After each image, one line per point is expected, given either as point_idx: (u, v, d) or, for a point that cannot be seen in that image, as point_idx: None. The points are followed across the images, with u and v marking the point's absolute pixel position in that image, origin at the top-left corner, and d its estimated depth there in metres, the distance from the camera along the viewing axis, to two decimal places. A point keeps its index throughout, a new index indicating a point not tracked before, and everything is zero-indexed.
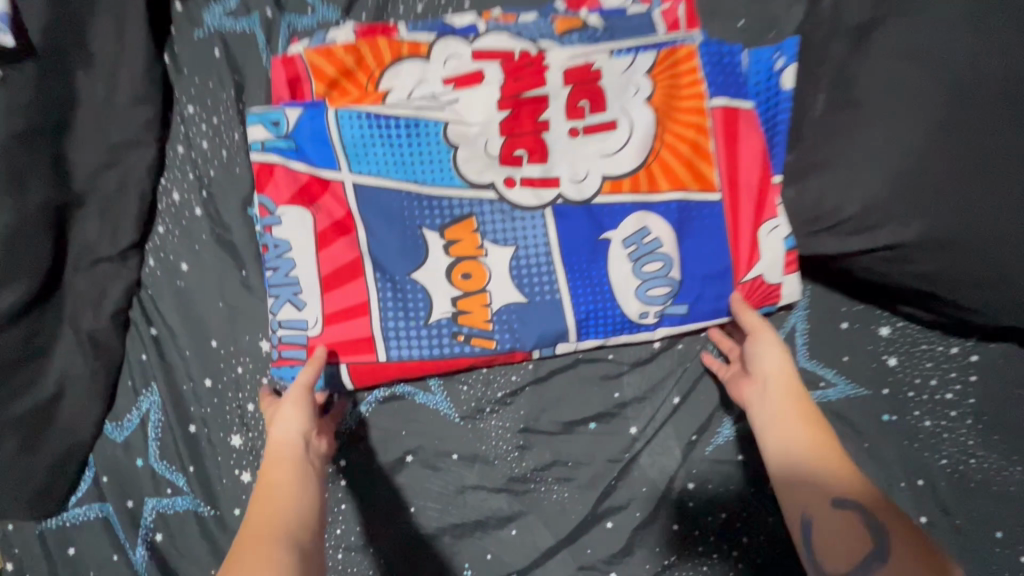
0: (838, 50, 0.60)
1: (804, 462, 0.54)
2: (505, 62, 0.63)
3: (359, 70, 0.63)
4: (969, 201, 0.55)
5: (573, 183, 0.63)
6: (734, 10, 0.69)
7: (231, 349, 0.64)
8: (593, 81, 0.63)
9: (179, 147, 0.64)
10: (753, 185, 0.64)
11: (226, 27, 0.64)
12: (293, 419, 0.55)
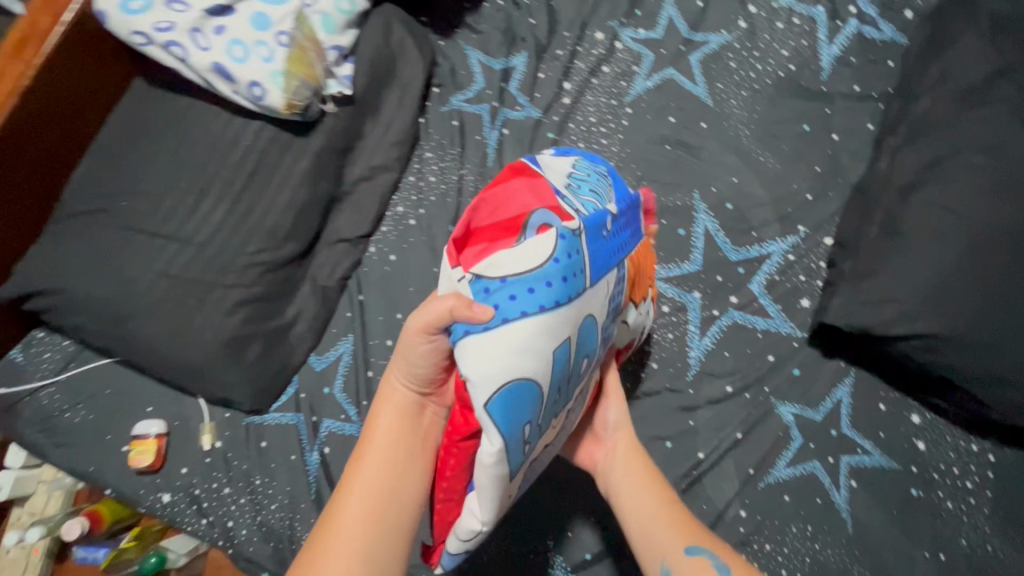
0: (888, 198, 0.85)
1: (631, 503, 0.63)
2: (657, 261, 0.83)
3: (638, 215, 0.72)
4: (979, 315, 0.76)
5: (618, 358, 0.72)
6: (813, 161, 0.95)
7: None
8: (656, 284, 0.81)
9: (411, 176, 0.92)
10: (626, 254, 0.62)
11: (463, 107, 0.94)
12: (415, 362, 0.53)
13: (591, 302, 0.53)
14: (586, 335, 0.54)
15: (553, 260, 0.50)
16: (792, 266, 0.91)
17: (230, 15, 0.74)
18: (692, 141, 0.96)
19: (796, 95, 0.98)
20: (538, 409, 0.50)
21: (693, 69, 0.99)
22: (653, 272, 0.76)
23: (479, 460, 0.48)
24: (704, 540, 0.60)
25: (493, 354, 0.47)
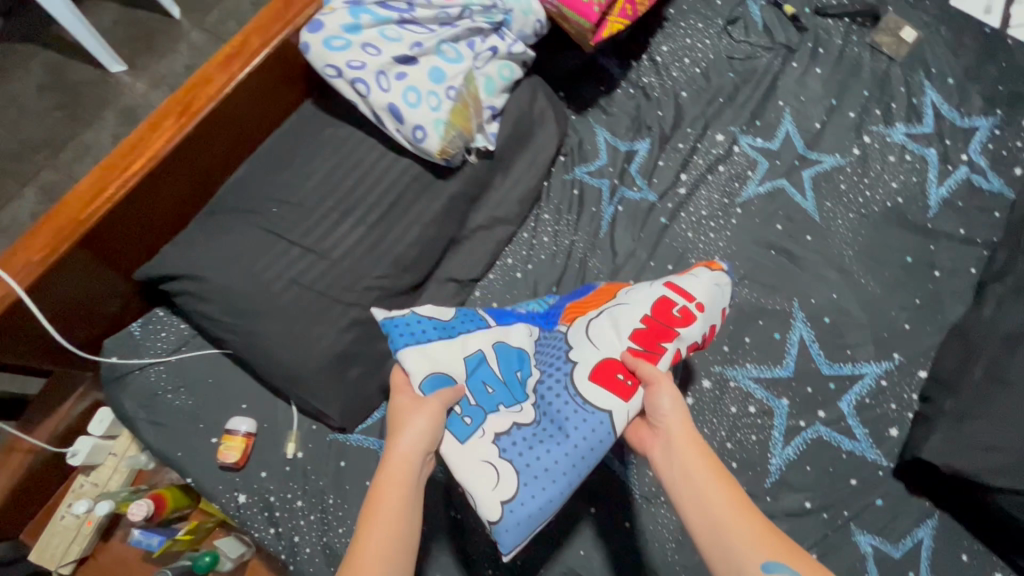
0: (993, 345, 0.85)
1: (703, 514, 0.56)
2: (672, 300, 0.74)
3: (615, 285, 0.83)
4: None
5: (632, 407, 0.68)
6: (913, 292, 0.97)
7: None
8: (671, 318, 0.73)
9: (526, 233, 0.97)
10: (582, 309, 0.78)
11: (585, 179, 1.00)
12: (423, 426, 0.63)
13: (491, 336, 0.74)
14: (503, 347, 0.74)
15: (455, 311, 0.75)
16: (884, 392, 0.90)
17: (412, 64, 0.81)
18: (797, 250, 0.99)
19: (901, 226, 1.01)
20: (468, 402, 0.69)
21: (804, 184, 1.03)
22: (650, 307, 0.73)
23: (446, 447, 0.67)
24: (788, 558, 0.53)
25: (412, 357, 0.69)
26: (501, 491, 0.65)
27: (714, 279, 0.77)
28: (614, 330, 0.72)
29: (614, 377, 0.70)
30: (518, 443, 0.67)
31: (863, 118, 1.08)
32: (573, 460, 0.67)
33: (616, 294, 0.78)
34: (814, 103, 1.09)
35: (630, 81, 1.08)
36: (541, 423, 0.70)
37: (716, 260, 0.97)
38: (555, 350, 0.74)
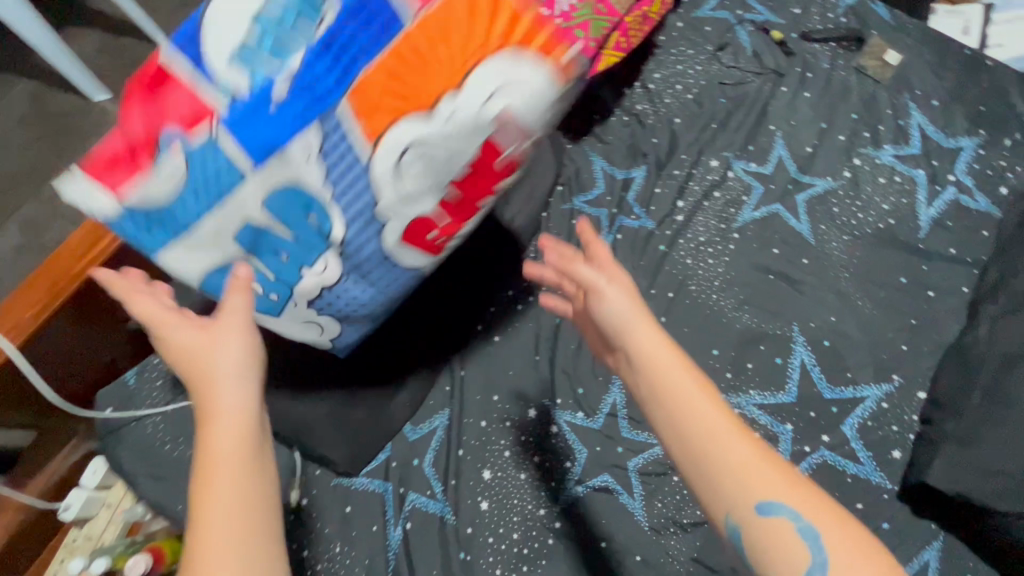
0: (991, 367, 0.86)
1: (693, 437, 0.57)
2: (507, 117, 0.64)
3: (434, 41, 0.61)
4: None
5: (400, 209, 0.67)
6: (909, 313, 0.98)
7: (508, 405, 0.87)
8: (494, 147, 0.67)
9: None
10: (398, 100, 0.61)
11: (583, 209, 1.00)
12: (235, 351, 0.58)
13: (257, 186, 0.61)
14: (280, 195, 0.63)
15: (189, 155, 0.59)
16: (885, 414, 0.91)
17: None
18: (795, 274, 1.00)
19: (894, 247, 1.03)
20: (266, 278, 0.69)
21: (798, 207, 1.05)
22: (488, 123, 0.64)
23: (253, 316, 0.73)
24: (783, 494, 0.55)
25: (180, 256, 0.64)
26: (320, 330, 0.78)
27: (530, 74, 0.63)
28: (429, 172, 0.65)
29: (419, 235, 0.71)
30: (333, 300, 0.74)
31: (852, 140, 1.10)
32: (379, 286, 0.75)
33: (456, 83, 0.62)
34: (804, 127, 1.11)
35: (623, 108, 1.09)
36: (355, 271, 0.72)
37: (715, 286, 0.98)
38: (354, 176, 0.64)
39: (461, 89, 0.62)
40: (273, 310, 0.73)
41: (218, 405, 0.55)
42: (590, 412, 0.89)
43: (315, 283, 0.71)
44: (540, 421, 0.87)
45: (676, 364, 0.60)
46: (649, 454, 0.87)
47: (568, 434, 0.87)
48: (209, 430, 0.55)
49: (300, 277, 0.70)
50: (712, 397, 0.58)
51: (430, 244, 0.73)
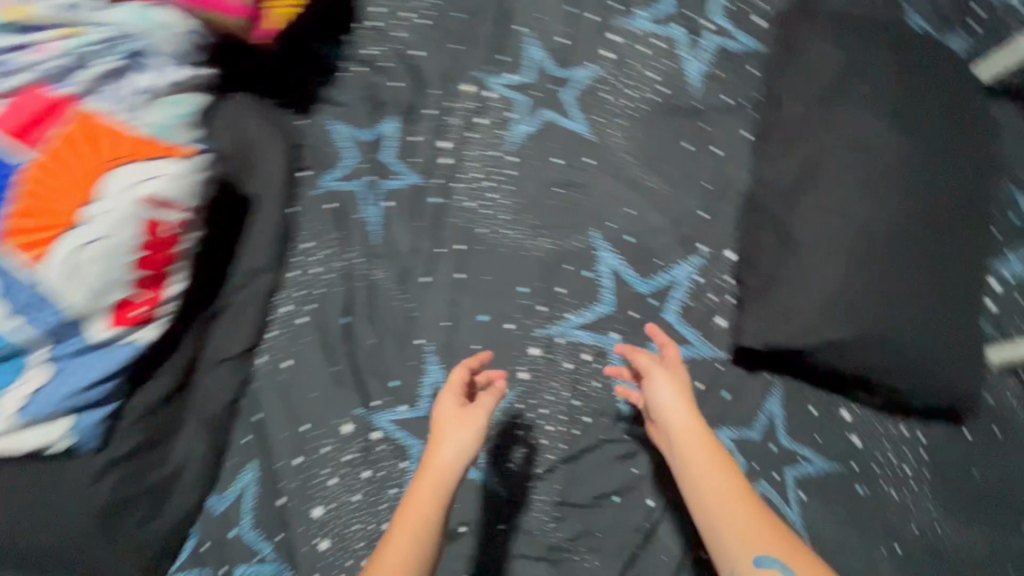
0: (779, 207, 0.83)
1: (712, 498, 0.64)
2: (155, 201, 0.65)
3: (59, 157, 0.63)
4: (878, 313, 0.79)
5: (93, 306, 0.64)
6: (701, 176, 0.95)
7: (319, 430, 0.79)
8: (161, 224, 0.66)
9: (292, 272, 0.84)
10: (41, 219, 0.62)
11: (336, 187, 0.87)
12: (463, 440, 0.68)
13: None
14: None
15: None
16: (703, 288, 0.89)
17: None
18: (583, 178, 0.93)
19: (672, 115, 0.98)
20: None
21: (567, 105, 0.97)
22: (141, 209, 0.65)
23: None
24: (776, 548, 0.61)
25: None
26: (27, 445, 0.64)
27: (175, 168, 0.67)
28: (104, 267, 0.63)
29: (124, 319, 0.66)
30: (46, 407, 0.64)
31: (603, 15, 1.02)
32: (88, 375, 0.65)
33: (92, 192, 0.63)
34: (552, 17, 1.01)
35: (353, 60, 0.96)
36: (63, 372, 0.65)
37: (506, 219, 0.89)
38: (26, 293, 0.62)
39: (103, 194, 0.64)
40: None
41: (442, 460, 0.66)
42: (411, 401, 0.82)
43: (21, 396, 0.64)
44: (359, 432, 0.80)
45: (691, 422, 0.70)
46: (485, 419, 0.82)
47: (394, 434, 0.80)
48: (420, 482, 0.66)
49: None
50: (731, 464, 0.67)
51: (137, 322, 0.67)
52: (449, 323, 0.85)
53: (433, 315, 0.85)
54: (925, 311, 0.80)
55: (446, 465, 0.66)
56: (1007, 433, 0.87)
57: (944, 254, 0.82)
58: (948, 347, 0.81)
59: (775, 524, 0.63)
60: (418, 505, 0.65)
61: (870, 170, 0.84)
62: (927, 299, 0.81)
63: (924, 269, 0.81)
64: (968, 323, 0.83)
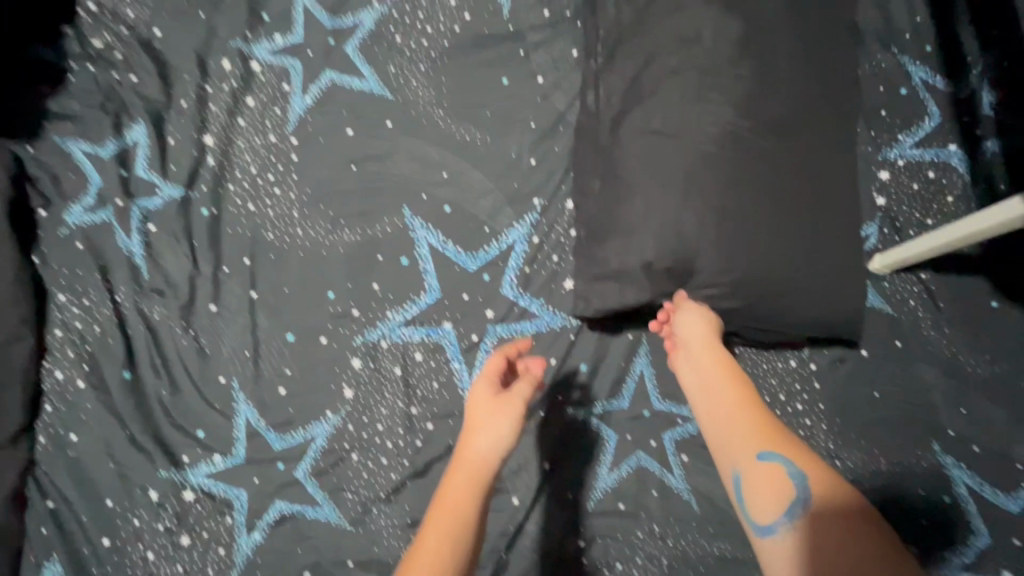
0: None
1: (715, 416, 0.59)
2: None
3: None
4: (721, 250, 0.66)
5: None
6: (526, 115, 0.79)
7: (125, 503, 0.70)
8: None
9: (58, 330, 0.73)
10: None
11: (85, 222, 0.74)
12: (502, 431, 0.58)
13: None
14: None
15: None
16: (541, 250, 0.77)
17: None
18: (382, 148, 0.78)
19: (482, 46, 0.81)
20: None
21: (353, 61, 0.80)
22: None
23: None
24: (775, 444, 0.55)
25: None
26: None
27: None
28: None
29: None
30: None
31: None
32: None
33: None
34: None
35: (79, 55, 0.78)
36: None
37: (296, 217, 0.76)
38: None
39: None
40: None
41: (479, 453, 0.56)
42: (225, 448, 0.72)
43: None
44: (169, 495, 0.70)
45: (705, 347, 0.63)
46: (315, 451, 0.73)
47: (211, 488, 0.71)
48: (455, 473, 0.56)
49: None
50: (735, 373, 0.61)
51: None
52: (251, 352, 0.73)
53: (230, 347, 0.73)
54: (779, 241, 0.66)
55: (495, 448, 0.57)
56: (906, 342, 0.78)
57: (802, 173, 0.69)
58: (815, 278, 0.67)
59: (765, 422, 0.57)
60: (452, 509, 0.53)
61: (705, 75, 0.68)
62: (780, 224, 0.67)
63: (779, 194, 0.67)
64: (846, 250, 0.69)
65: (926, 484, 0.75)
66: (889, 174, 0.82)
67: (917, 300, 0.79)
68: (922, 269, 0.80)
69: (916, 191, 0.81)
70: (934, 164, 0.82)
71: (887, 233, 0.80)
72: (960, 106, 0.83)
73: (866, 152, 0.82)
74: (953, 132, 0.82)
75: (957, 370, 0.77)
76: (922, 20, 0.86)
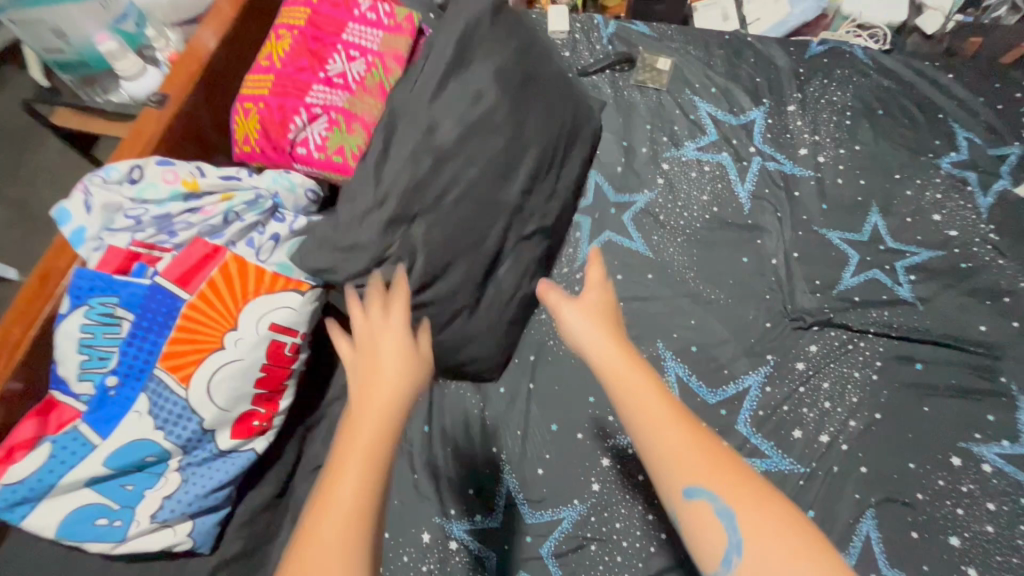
0: None
1: (644, 444, 0.54)
2: (282, 337, 0.78)
3: (224, 296, 0.76)
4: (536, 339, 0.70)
5: (225, 414, 0.75)
6: (761, 290, 0.99)
7: (401, 539, 0.83)
8: (283, 352, 0.78)
9: None
10: (197, 339, 0.74)
11: None
12: (391, 348, 0.58)
13: (104, 449, 0.70)
14: (119, 458, 0.70)
15: (50, 450, 0.69)
16: (774, 398, 0.90)
17: (201, 223, 0.82)
18: (645, 293, 0.99)
19: (728, 232, 1.05)
20: (106, 510, 0.69)
21: (629, 227, 1.05)
22: (264, 354, 0.77)
23: (94, 549, 0.68)
24: (704, 474, 0.52)
25: (40, 514, 0.68)
26: (150, 547, 0.70)
27: (300, 304, 0.79)
28: (238, 381, 0.75)
29: (248, 426, 0.77)
30: (176, 509, 0.71)
31: (654, 149, 1.14)
32: (212, 473, 0.74)
33: (231, 324, 0.76)
34: (607, 151, 1.13)
35: None
36: (193, 477, 0.73)
37: None
38: (176, 405, 0.72)
39: (243, 326, 0.76)
40: (111, 533, 0.68)
41: (391, 378, 0.56)
42: (486, 511, 0.85)
43: (158, 493, 0.71)
44: (436, 542, 0.83)
45: (615, 350, 0.59)
46: (560, 533, 0.83)
47: (471, 544, 0.83)
48: (359, 402, 0.55)
49: (140, 498, 0.70)
50: (651, 374, 0.58)
51: (262, 425, 0.78)
52: (522, 432, 0.89)
53: (506, 424, 0.90)
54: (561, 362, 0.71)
55: (400, 388, 0.56)
56: None
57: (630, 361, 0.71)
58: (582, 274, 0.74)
59: (686, 419, 0.55)
60: (375, 419, 0.54)
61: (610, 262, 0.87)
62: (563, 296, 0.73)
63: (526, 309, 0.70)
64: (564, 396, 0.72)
65: None
66: None
67: None
68: None
69: None
70: None
71: None
72: None
73: None
74: None
75: None
76: None
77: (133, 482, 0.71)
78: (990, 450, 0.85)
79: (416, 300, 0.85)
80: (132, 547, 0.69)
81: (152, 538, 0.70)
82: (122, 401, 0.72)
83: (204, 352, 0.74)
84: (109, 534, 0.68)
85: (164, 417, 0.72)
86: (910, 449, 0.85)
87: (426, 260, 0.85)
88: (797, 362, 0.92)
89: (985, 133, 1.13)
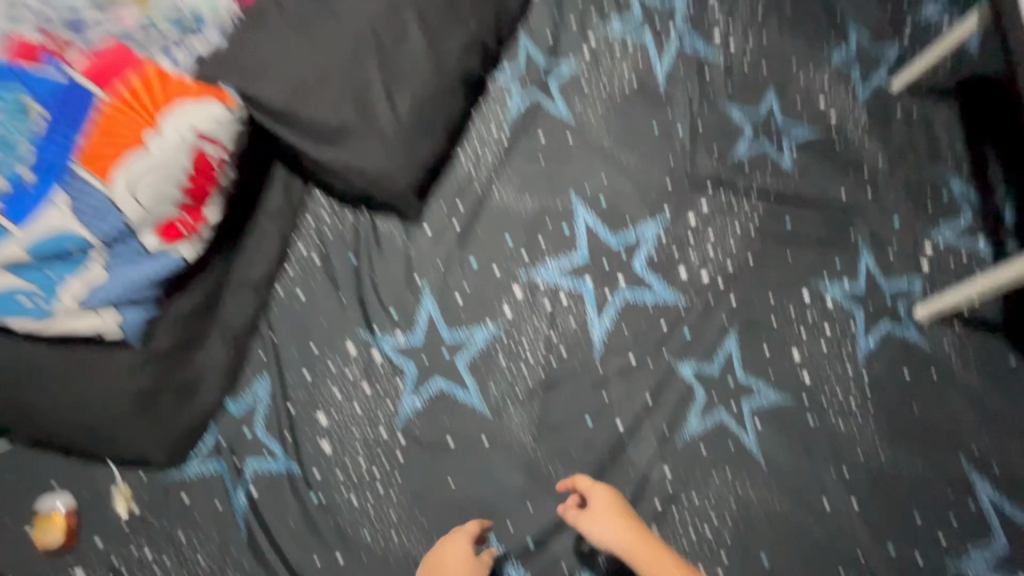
0: None
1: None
2: (207, 146, 0.78)
3: (141, 95, 0.74)
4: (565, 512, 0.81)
5: (149, 214, 0.75)
6: (666, 155, 1.09)
7: (327, 350, 0.92)
8: (208, 161, 0.79)
9: (309, 218, 0.99)
10: (114, 136, 0.73)
11: None
12: None
13: (17, 235, 0.70)
14: (36, 244, 0.70)
15: None
16: (666, 244, 1.02)
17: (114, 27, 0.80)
18: (563, 151, 1.07)
19: (643, 103, 1.13)
20: (26, 292, 0.71)
21: (554, 93, 1.12)
22: (189, 160, 0.77)
23: (18, 326, 0.72)
24: None
25: None
26: (78, 330, 0.74)
27: (225, 114, 0.79)
28: (162, 182, 0.75)
29: (173, 230, 0.78)
30: (102, 299, 0.73)
31: (583, 23, 1.19)
32: (135, 270, 0.75)
33: (151, 125, 0.74)
34: (539, 22, 1.17)
35: None
36: (117, 272, 0.75)
37: (495, 182, 1.04)
38: (95, 199, 0.72)
39: (164, 129, 0.75)
40: (34, 313, 0.72)
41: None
42: (407, 329, 0.93)
43: (80, 282, 0.73)
44: (361, 353, 0.92)
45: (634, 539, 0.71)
46: (474, 349, 0.93)
47: (391, 356, 0.92)
48: None
49: (62, 285, 0.73)
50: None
51: (187, 232, 0.80)
52: (443, 265, 0.98)
53: (428, 258, 0.98)
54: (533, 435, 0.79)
55: None
56: (941, 374, 0.98)
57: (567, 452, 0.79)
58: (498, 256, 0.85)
59: None
60: None
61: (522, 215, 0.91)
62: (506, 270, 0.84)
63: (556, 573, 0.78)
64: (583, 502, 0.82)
65: (954, 488, 0.91)
66: (932, 249, 1.07)
67: (950, 345, 1.00)
68: (956, 322, 1.01)
69: (952, 266, 1.06)
70: (967, 250, 1.07)
71: (929, 291, 1.03)
72: (989, 214, 1.10)
73: (917, 232, 1.08)
74: (981, 230, 1.09)
75: (981, 403, 0.96)
76: (961, 151, 1.15)
77: (53, 269, 0.72)
78: (834, 288, 1.02)
79: (344, 127, 0.88)
80: (58, 328, 0.73)
81: (78, 323, 0.73)
82: (30, 191, 0.70)
83: (122, 149, 0.73)
84: (32, 312, 0.72)
85: (81, 210, 0.72)
86: (772, 286, 1.01)
87: (355, 91, 0.89)
88: (689, 214, 1.05)
89: (873, 34, 1.26)
